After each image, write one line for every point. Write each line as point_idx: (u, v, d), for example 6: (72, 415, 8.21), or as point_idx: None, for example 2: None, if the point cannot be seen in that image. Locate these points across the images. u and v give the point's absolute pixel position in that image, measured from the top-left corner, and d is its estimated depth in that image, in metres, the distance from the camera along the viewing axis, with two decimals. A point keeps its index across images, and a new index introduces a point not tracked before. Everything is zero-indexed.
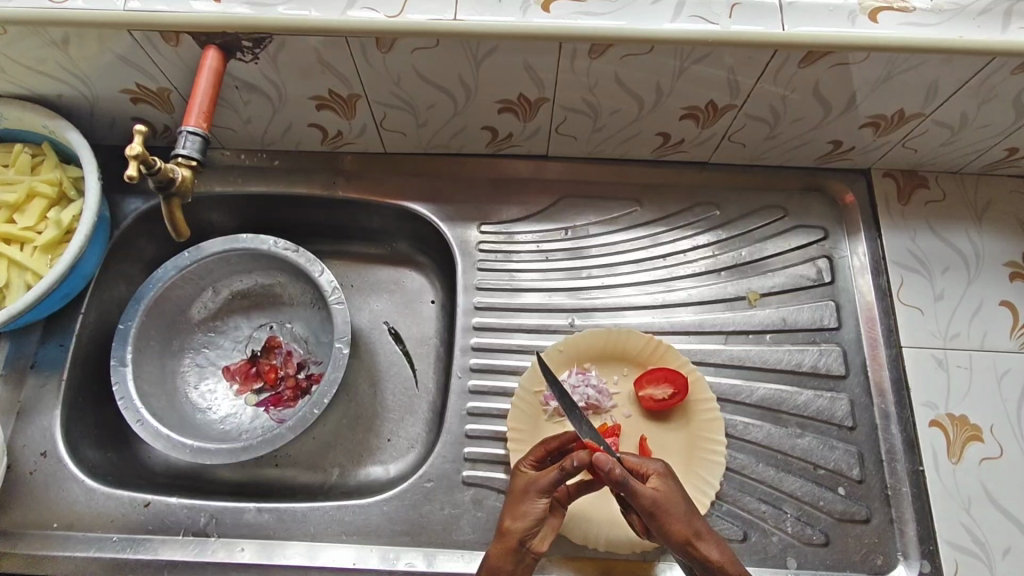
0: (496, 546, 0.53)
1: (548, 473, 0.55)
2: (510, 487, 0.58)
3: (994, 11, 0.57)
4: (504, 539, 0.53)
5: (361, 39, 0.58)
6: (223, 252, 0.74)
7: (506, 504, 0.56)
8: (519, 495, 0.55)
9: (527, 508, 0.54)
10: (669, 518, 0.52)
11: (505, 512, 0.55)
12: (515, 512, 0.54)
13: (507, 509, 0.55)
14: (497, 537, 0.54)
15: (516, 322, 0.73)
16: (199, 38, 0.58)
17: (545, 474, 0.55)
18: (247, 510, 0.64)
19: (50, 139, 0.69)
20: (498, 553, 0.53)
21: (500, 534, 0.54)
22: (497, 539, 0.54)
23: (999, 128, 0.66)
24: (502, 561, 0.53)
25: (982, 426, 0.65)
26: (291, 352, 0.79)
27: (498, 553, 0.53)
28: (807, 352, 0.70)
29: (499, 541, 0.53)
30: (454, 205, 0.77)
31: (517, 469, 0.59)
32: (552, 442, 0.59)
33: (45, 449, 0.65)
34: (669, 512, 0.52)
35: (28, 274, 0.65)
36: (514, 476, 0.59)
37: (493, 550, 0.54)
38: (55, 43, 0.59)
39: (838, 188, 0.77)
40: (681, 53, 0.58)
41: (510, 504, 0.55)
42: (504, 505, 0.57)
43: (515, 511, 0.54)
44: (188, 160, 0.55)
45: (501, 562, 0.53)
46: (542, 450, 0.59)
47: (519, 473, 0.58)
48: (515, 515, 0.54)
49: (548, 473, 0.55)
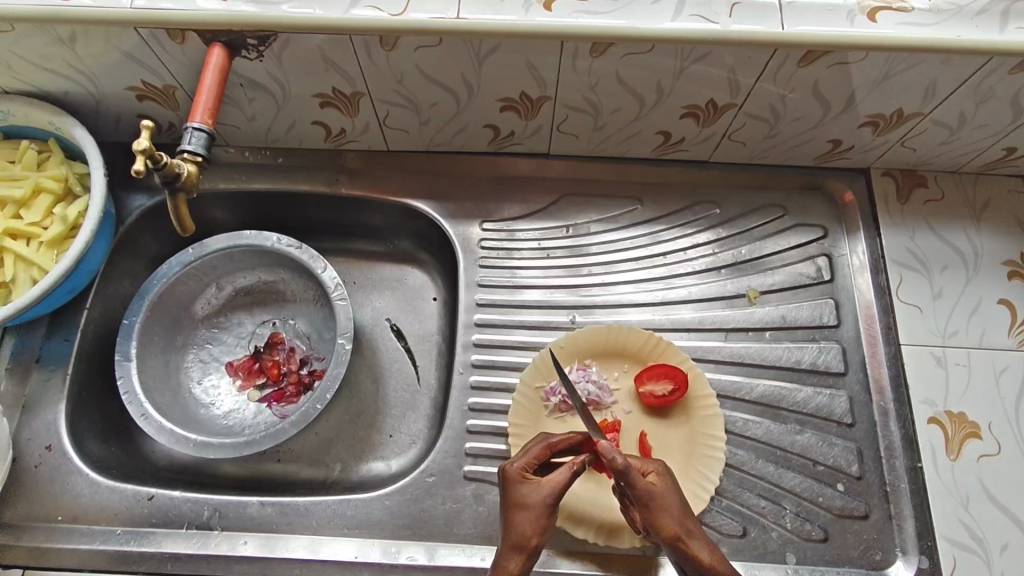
0: (518, 560, 0.51)
1: (558, 476, 0.54)
2: (507, 493, 0.55)
3: (991, 11, 0.57)
4: (524, 551, 0.51)
5: (365, 38, 0.58)
6: (227, 248, 0.74)
7: (512, 513, 0.53)
8: (534, 504, 0.53)
9: (547, 520, 0.53)
10: (659, 514, 0.52)
11: (513, 520, 0.53)
12: (530, 521, 0.52)
13: (518, 519, 0.53)
14: (518, 552, 0.51)
15: (517, 319, 0.74)
16: (204, 36, 0.59)
17: (557, 479, 0.54)
18: (250, 504, 0.65)
19: (56, 136, 0.70)
20: (516, 566, 0.51)
21: (518, 547, 0.51)
22: (512, 552, 0.51)
23: (996, 127, 0.67)
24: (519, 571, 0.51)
25: (980, 423, 0.66)
26: (293, 348, 0.79)
27: (517, 567, 0.51)
28: (805, 349, 0.71)
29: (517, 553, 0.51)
30: (455, 203, 0.78)
31: (517, 474, 0.56)
32: (557, 443, 0.59)
33: (50, 442, 0.66)
34: (663, 508, 0.53)
35: (33, 269, 0.65)
36: (512, 480, 0.56)
37: (512, 564, 0.51)
38: (62, 40, 0.60)
39: (837, 187, 0.77)
40: (681, 53, 0.59)
41: (522, 514, 0.53)
42: (507, 515, 0.54)
43: (532, 523, 0.52)
44: (193, 156, 0.56)
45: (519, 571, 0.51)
46: (545, 450, 0.59)
47: (518, 477, 0.56)
48: (534, 526, 0.52)
49: (559, 478, 0.54)
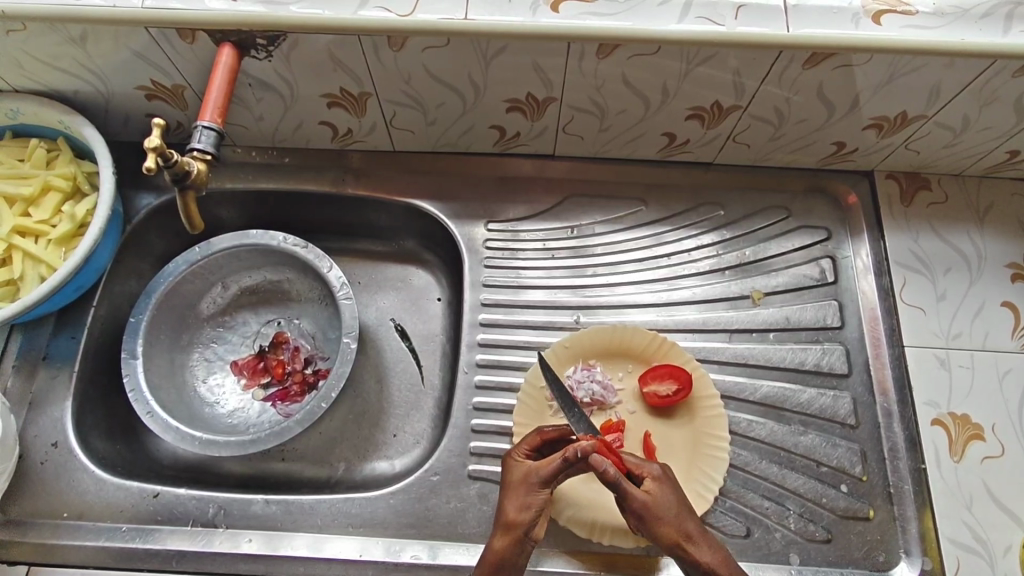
0: (500, 535, 0.53)
1: (550, 462, 0.55)
2: (504, 477, 0.58)
3: (995, 14, 0.58)
4: (506, 528, 0.53)
5: (374, 38, 0.59)
6: (232, 248, 0.74)
7: (503, 495, 0.56)
8: (519, 485, 0.55)
9: (531, 498, 0.54)
10: (658, 520, 0.53)
11: (505, 501, 0.55)
12: (516, 502, 0.54)
13: (508, 499, 0.55)
14: (500, 527, 0.53)
15: (521, 320, 0.74)
16: (215, 36, 0.59)
17: (547, 462, 0.55)
18: (255, 502, 0.65)
19: (65, 135, 0.70)
20: (500, 544, 0.53)
21: (503, 525, 0.54)
22: (499, 530, 0.54)
23: (1000, 131, 0.67)
24: (504, 551, 0.53)
25: (983, 424, 0.66)
26: (298, 347, 0.79)
27: (502, 543, 0.53)
28: (809, 351, 0.71)
29: (503, 532, 0.53)
30: (460, 203, 0.78)
31: (511, 457, 0.58)
32: (549, 432, 0.60)
33: (56, 440, 0.66)
34: (659, 513, 0.53)
35: (42, 266, 0.65)
36: (508, 464, 0.58)
37: (496, 541, 0.53)
38: (73, 39, 0.60)
39: (841, 189, 0.78)
40: (686, 55, 0.60)
41: (509, 495, 0.55)
42: (501, 495, 0.56)
43: (517, 502, 0.54)
44: (203, 154, 0.56)
45: (505, 552, 0.52)
46: (538, 437, 0.60)
47: (514, 461, 0.58)
48: (517, 505, 0.54)
49: (548, 463, 0.55)
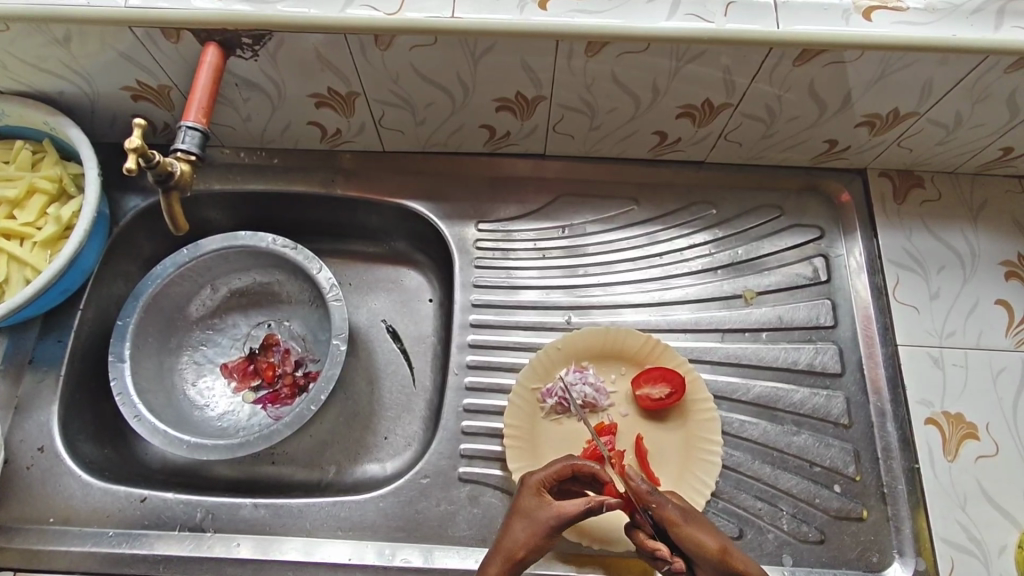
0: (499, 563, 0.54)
1: (575, 510, 0.54)
2: (518, 500, 0.57)
3: (986, 10, 0.57)
4: (509, 559, 0.54)
5: (360, 37, 0.58)
6: (221, 250, 0.74)
7: (511, 523, 0.56)
8: (534, 520, 0.55)
9: (541, 540, 0.54)
10: (695, 531, 0.54)
11: (511, 530, 0.55)
12: (526, 536, 0.54)
13: (517, 529, 0.55)
14: (501, 557, 0.54)
15: (513, 320, 0.73)
16: (199, 35, 0.58)
17: (572, 506, 0.55)
18: (243, 506, 0.64)
19: (51, 136, 0.69)
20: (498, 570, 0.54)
21: (505, 553, 0.54)
22: (499, 557, 0.54)
23: (992, 127, 0.67)
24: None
25: (976, 424, 0.65)
26: (288, 349, 0.79)
27: (497, 571, 0.54)
28: (803, 350, 0.71)
29: (503, 560, 0.54)
30: (450, 204, 0.78)
31: (531, 486, 0.57)
32: (584, 467, 0.58)
33: (42, 444, 0.65)
34: (695, 524, 0.55)
35: (27, 269, 0.65)
36: (525, 491, 0.58)
37: (493, 566, 0.54)
38: (57, 39, 0.59)
39: (834, 187, 0.77)
40: (675, 53, 0.59)
41: (520, 526, 0.55)
42: (510, 519, 0.56)
43: (526, 535, 0.54)
44: (186, 155, 0.56)
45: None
46: (570, 470, 0.58)
47: (530, 490, 0.57)
48: (525, 541, 0.54)
49: (573, 508, 0.54)
